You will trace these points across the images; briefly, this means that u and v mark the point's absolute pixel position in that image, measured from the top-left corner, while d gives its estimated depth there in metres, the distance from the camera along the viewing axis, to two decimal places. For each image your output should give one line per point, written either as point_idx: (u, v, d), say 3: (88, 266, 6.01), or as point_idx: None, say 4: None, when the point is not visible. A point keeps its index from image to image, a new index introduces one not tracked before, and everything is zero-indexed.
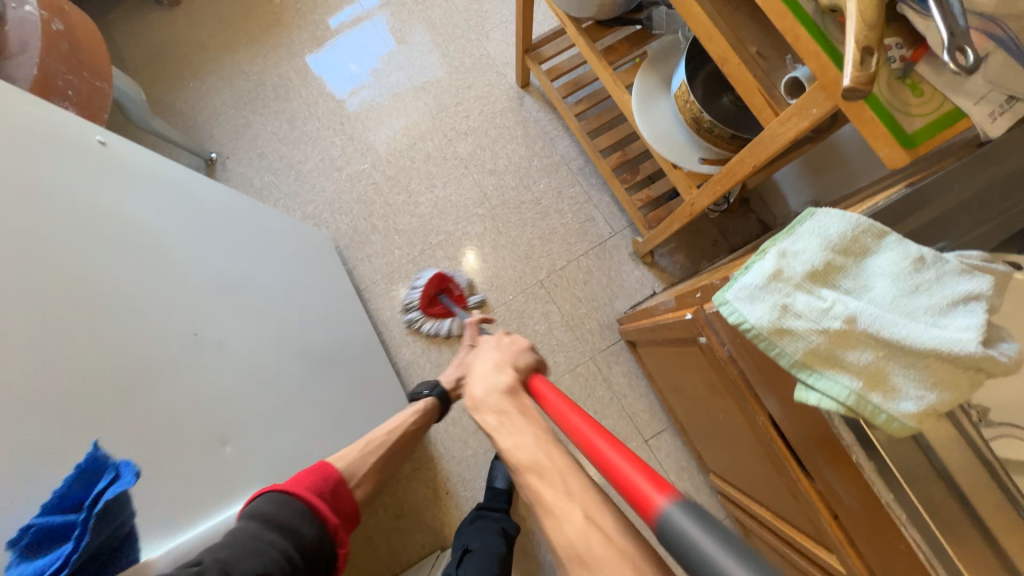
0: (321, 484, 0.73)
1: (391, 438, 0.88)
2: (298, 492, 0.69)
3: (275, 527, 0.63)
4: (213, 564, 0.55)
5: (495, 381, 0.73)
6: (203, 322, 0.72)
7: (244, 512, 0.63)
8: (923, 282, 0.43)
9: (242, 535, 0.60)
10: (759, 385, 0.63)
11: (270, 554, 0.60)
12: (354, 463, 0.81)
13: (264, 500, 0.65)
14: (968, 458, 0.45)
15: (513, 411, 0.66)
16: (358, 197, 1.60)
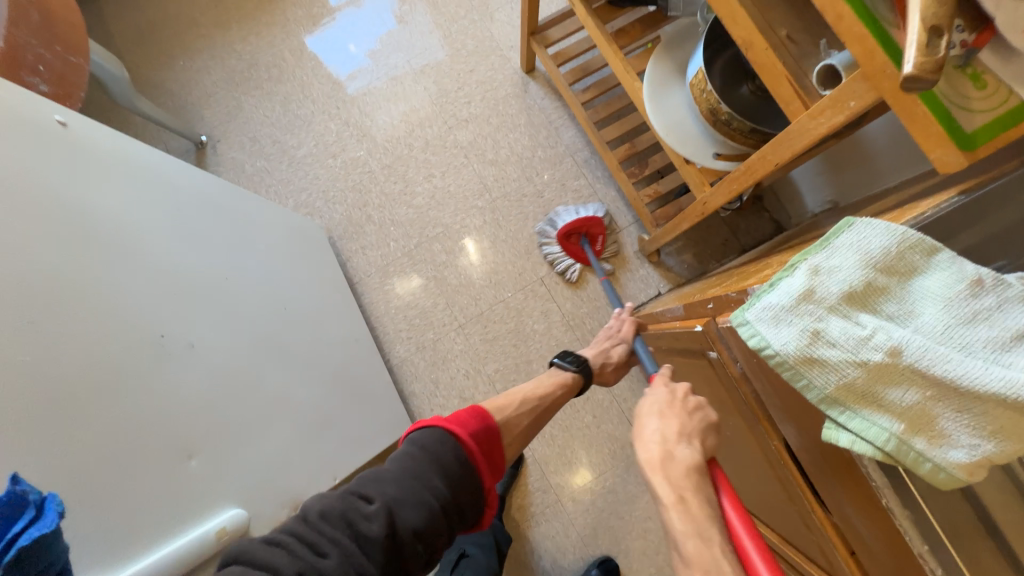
0: (488, 428, 0.65)
1: (542, 406, 0.78)
2: (460, 432, 0.61)
3: (437, 471, 0.57)
4: (382, 503, 0.53)
5: (676, 445, 0.56)
6: (171, 322, 0.67)
7: (414, 440, 0.60)
8: (983, 311, 0.36)
9: (406, 478, 0.56)
10: (774, 409, 0.57)
11: (429, 505, 0.55)
12: (510, 420, 0.72)
13: (428, 438, 0.59)
14: (1013, 509, 0.39)
15: (693, 498, 0.50)
16: (353, 185, 1.53)
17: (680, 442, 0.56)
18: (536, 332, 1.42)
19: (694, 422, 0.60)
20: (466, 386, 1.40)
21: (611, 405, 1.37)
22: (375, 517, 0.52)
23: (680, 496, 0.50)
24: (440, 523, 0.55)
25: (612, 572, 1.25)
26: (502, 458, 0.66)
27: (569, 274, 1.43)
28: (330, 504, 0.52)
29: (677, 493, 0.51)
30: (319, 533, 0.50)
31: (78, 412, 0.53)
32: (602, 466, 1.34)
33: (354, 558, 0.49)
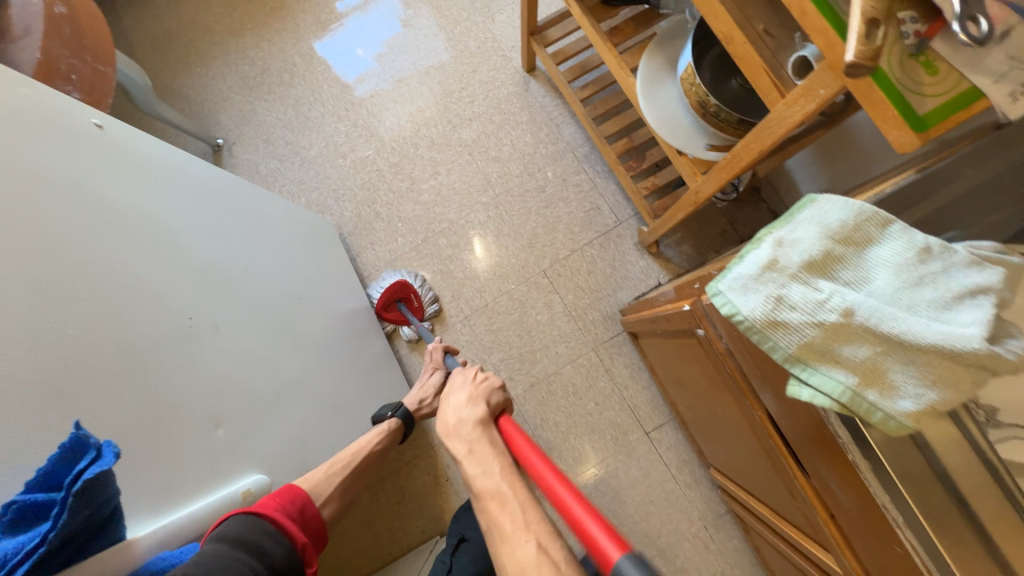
0: (296, 502, 0.72)
1: (356, 459, 0.86)
2: (268, 512, 0.66)
3: (246, 546, 0.60)
4: None
5: (461, 414, 0.75)
6: (198, 305, 0.73)
7: (212, 535, 0.60)
8: (928, 275, 0.40)
9: (217, 559, 0.56)
10: (755, 379, 0.61)
11: (245, 573, 0.58)
12: (318, 486, 0.78)
13: (230, 522, 0.62)
14: (964, 457, 0.43)
15: (483, 448, 0.68)
16: (362, 184, 1.60)
17: (466, 407, 0.77)
18: (539, 323, 1.47)
19: (480, 390, 0.82)
20: None
21: (613, 393, 1.41)
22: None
23: (466, 450, 0.69)
24: None
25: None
26: (319, 523, 0.74)
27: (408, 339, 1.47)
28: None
29: (465, 450, 0.69)
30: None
31: (121, 381, 0.59)
32: (605, 452, 1.38)
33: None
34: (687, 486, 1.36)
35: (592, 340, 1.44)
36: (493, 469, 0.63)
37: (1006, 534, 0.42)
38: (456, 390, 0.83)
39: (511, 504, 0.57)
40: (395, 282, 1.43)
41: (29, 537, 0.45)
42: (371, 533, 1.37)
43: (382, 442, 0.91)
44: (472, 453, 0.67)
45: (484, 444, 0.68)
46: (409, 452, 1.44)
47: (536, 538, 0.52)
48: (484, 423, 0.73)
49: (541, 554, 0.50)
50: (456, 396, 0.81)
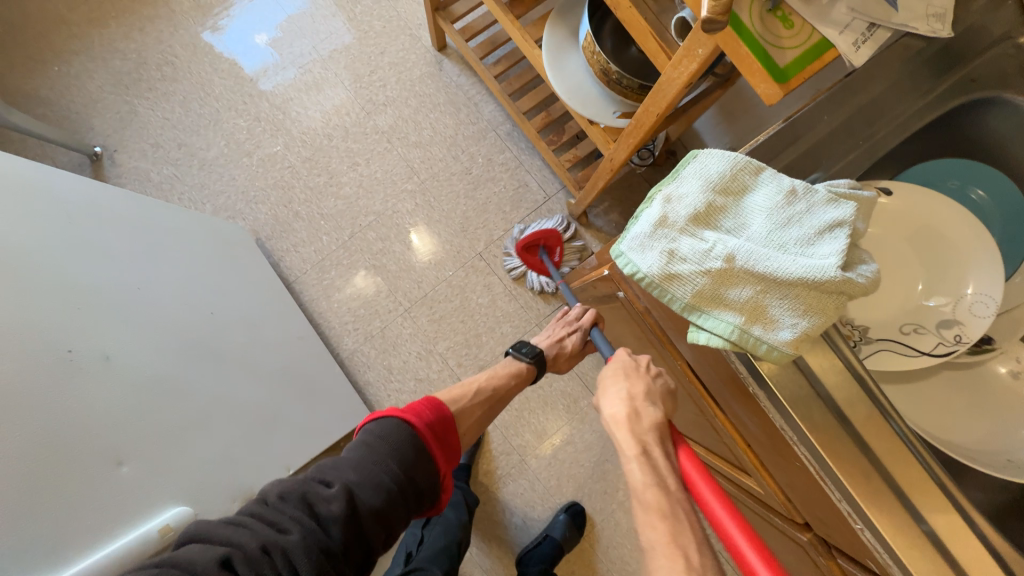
0: (443, 417, 0.71)
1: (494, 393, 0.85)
2: (413, 421, 0.67)
3: (394, 457, 0.63)
4: (341, 489, 0.58)
5: (641, 405, 0.61)
6: (81, 335, 0.65)
7: (367, 431, 0.65)
8: (794, 215, 0.44)
9: (366, 462, 0.62)
10: (671, 331, 0.64)
11: (387, 485, 0.61)
12: (464, 410, 0.79)
13: (382, 427, 0.65)
14: (841, 373, 0.49)
15: (655, 451, 0.56)
16: (275, 182, 1.48)
17: (646, 403, 0.61)
18: (481, 306, 1.46)
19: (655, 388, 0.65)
20: (419, 369, 1.43)
21: None
22: (334, 499, 0.58)
23: (643, 448, 0.56)
24: (397, 505, 0.61)
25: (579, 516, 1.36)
26: (456, 442, 0.72)
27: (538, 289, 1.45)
28: (293, 490, 0.58)
29: (639, 446, 0.56)
30: (280, 514, 0.56)
31: None
32: (559, 423, 1.43)
33: (316, 534, 0.55)
34: None
35: (536, 316, 1.47)
36: (670, 489, 0.53)
37: (876, 435, 0.48)
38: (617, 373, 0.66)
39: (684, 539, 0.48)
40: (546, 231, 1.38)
41: None
42: None
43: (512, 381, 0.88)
44: (651, 460, 0.54)
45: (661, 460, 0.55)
46: None
47: None
48: (666, 435, 0.59)
49: None
50: (628, 383, 0.64)
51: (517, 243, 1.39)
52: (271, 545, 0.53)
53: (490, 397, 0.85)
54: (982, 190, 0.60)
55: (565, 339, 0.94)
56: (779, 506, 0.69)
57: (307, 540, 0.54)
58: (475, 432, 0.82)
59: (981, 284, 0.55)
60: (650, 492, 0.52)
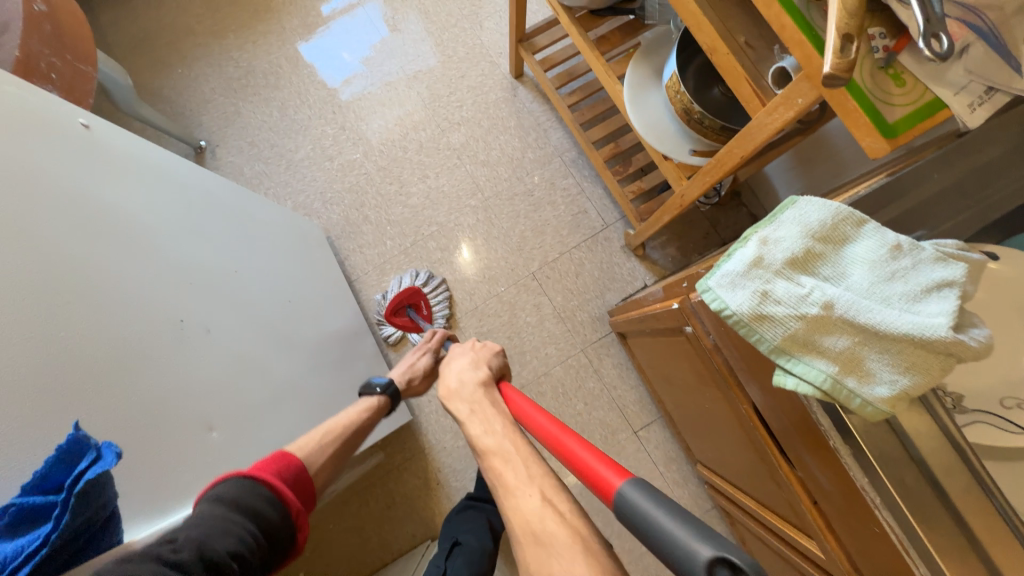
0: (294, 468, 0.71)
1: (348, 431, 0.83)
2: (262, 475, 0.66)
3: (243, 508, 0.60)
4: (187, 541, 0.52)
5: (466, 376, 0.77)
6: (191, 309, 0.72)
7: (204, 496, 0.60)
8: (899, 271, 0.44)
9: (209, 519, 0.56)
10: (742, 372, 0.64)
11: (240, 534, 0.57)
12: (312, 455, 0.76)
13: (227, 483, 0.62)
14: (938, 440, 0.47)
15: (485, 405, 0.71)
16: (350, 186, 1.59)
17: (471, 371, 0.79)
18: (528, 324, 1.48)
19: (484, 353, 0.85)
20: None
21: (602, 393, 1.44)
22: (182, 549, 0.51)
23: (469, 409, 0.71)
24: (254, 554, 0.58)
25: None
26: (309, 489, 0.72)
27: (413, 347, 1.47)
28: (122, 556, 0.47)
29: (467, 409, 0.71)
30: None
31: (116, 385, 0.58)
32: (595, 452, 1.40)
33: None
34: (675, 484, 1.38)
35: (581, 341, 1.47)
36: (496, 427, 0.64)
37: (976, 512, 0.45)
38: (458, 354, 0.86)
39: (513, 460, 0.58)
40: (406, 288, 1.45)
41: (30, 540, 0.44)
42: (360, 539, 1.39)
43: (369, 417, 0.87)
44: (477, 411, 0.69)
45: (486, 405, 0.71)
46: (399, 456, 1.44)
47: (540, 490, 0.52)
48: (487, 386, 0.75)
49: (545, 505, 0.50)
50: (472, 355, 0.84)
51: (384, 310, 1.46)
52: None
53: (345, 437, 0.83)
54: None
55: (416, 362, 1.01)
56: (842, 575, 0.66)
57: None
58: (330, 477, 0.79)
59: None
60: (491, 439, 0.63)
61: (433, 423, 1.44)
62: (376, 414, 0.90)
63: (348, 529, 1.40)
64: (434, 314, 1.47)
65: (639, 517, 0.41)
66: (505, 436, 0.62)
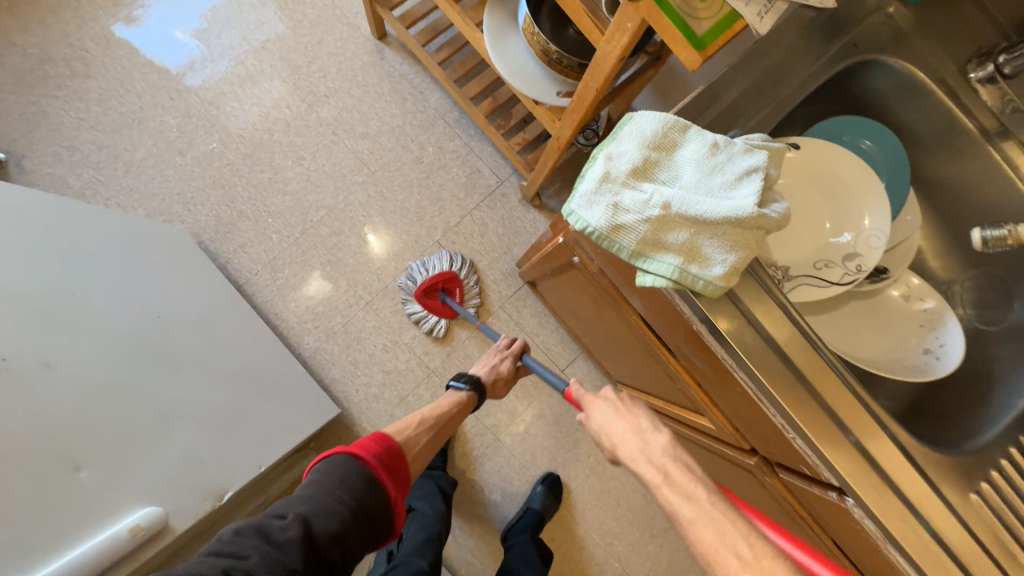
0: (391, 448, 0.79)
1: (439, 420, 0.93)
2: (363, 454, 0.75)
3: (348, 488, 0.70)
4: (294, 518, 0.65)
5: (645, 435, 0.60)
6: (15, 342, 0.62)
7: (318, 467, 0.72)
8: (719, 165, 0.50)
9: (319, 494, 0.68)
10: (623, 287, 0.71)
11: (340, 515, 0.67)
12: (409, 440, 0.86)
13: (336, 461, 0.72)
14: (766, 301, 0.56)
15: (673, 467, 0.55)
16: (214, 181, 1.41)
17: (650, 430, 0.61)
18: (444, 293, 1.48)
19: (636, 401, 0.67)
20: (386, 360, 1.43)
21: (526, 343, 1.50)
22: (289, 527, 0.64)
23: (663, 475, 0.55)
24: (353, 532, 0.68)
25: (555, 484, 1.42)
26: (406, 470, 0.80)
27: (435, 332, 1.44)
28: (242, 527, 0.63)
29: (660, 475, 0.55)
30: (237, 546, 0.61)
31: None
32: (531, 399, 1.48)
33: (272, 556, 0.61)
34: None
35: (498, 298, 1.50)
36: (700, 495, 0.52)
37: (796, 350, 0.56)
38: (607, 412, 0.66)
39: (731, 540, 0.48)
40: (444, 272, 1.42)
41: None
42: None
43: (454, 409, 0.96)
44: (674, 476, 0.54)
45: (676, 464, 0.55)
46: None
47: None
48: (681, 449, 0.57)
49: None
50: (627, 405, 0.66)
51: (416, 292, 1.41)
52: (231, 569, 0.58)
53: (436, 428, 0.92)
54: (870, 141, 0.69)
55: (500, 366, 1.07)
56: (730, 437, 0.80)
57: (266, 564, 0.60)
58: (423, 462, 0.88)
59: (876, 219, 0.64)
60: (692, 512, 0.51)
61: (365, 412, 1.41)
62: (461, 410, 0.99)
63: None
64: (467, 299, 1.46)
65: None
66: (712, 507, 0.50)
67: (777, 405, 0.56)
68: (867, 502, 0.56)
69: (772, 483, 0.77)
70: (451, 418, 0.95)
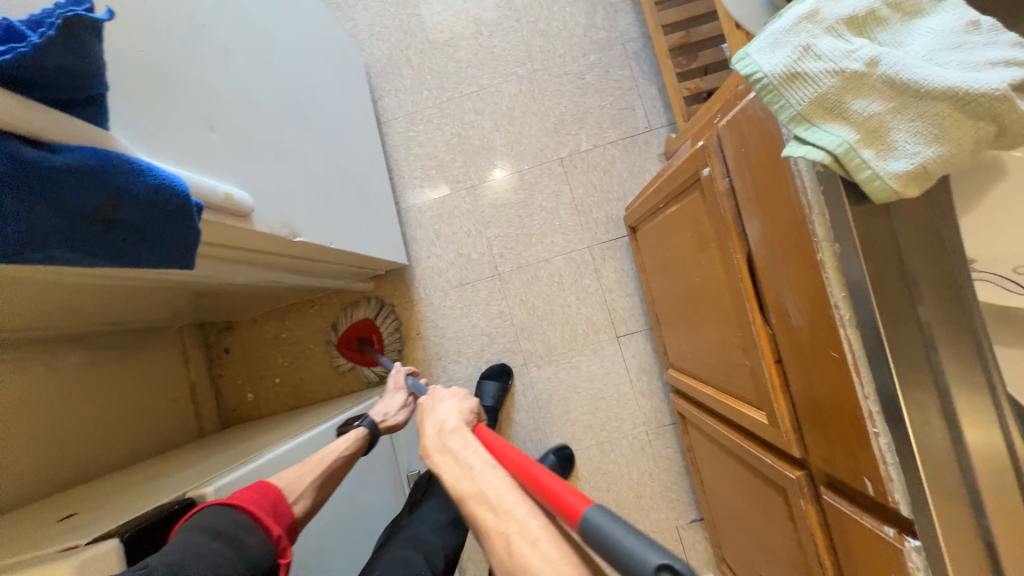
0: (272, 496, 0.67)
1: (325, 460, 0.81)
2: (246, 507, 0.62)
3: (219, 538, 0.57)
4: (160, 565, 0.49)
5: (446, 422, 0.66)
6: (209, 18, 0.69)
7: (191, 525, 0.57)
8: (968, 41, 0.38)
9: (180, 549, 0.53)
10: (747, 207, 0.62)
11: (213, 564, 0.54)
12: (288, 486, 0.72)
13: (204, 514, 0.59)
14: (932, 258, 0.45)
15: (468, 452, 0.59)
16: (399, 25, 1.52)
17: (449, 417, 0.68)
18: (542, 209, 1.46)
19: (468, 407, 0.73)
20: (464, 244, 1.48)
21: (596, 293, 1.43)
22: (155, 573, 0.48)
23: (456, 459, 0.59)
24: None
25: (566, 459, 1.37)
26: (291, 521, 0.68)
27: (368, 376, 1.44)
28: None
29: (450, 459, 0.60)
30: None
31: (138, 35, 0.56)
32: (572, 346, 1.44)
33: None
34: (641, 395, 1.41)
35: (590, 239, 1.44)
36: (470, 465, 0.57)
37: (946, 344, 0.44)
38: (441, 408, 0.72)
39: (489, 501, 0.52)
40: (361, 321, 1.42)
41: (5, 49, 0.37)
42: (336, 363, 1.49)
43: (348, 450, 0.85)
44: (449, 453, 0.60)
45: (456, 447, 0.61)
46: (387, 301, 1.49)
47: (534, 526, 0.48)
48: (461, 428, 0.64)
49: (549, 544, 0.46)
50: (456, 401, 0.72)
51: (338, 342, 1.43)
52: None
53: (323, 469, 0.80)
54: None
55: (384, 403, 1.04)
56: (781, 440, 0.67)
57: None
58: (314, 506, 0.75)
59: None
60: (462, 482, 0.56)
61: (427, 278, 1.48)
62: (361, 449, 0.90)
63: (328, 352, 1.50)
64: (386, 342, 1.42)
65: (604, 541, 0.43)
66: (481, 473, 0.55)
67: (886, 394, 0.45)
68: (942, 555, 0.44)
69: (806, 510, 0.65)
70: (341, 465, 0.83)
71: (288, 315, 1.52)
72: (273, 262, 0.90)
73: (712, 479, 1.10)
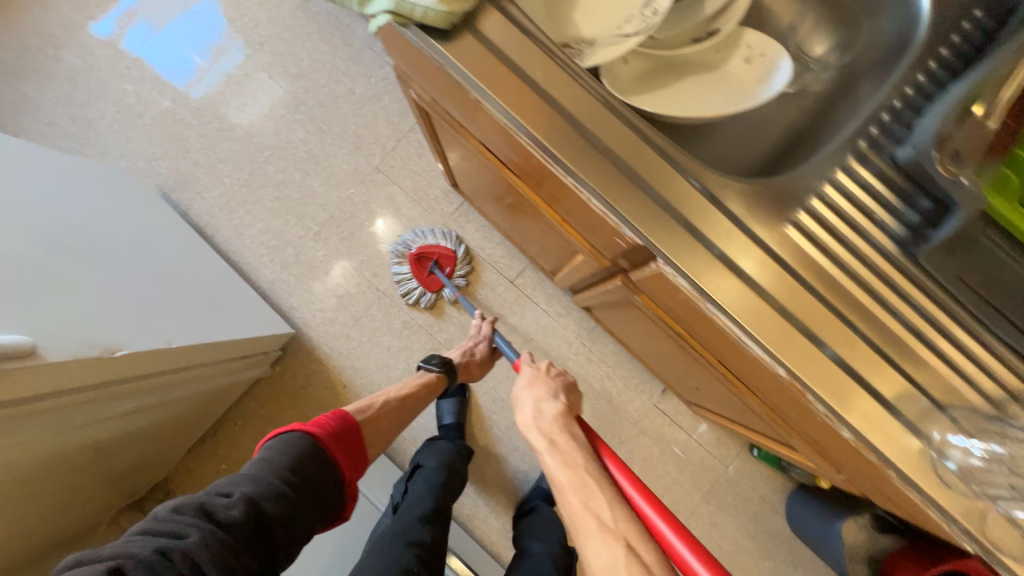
0: (347, 429, 0.85)
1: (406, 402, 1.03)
2: (319, 433, 0.80)
3: (292, 466, 0.74)
4: (238, 498, 0.66)
5: (544, 414, 0.80)
6: None
7: (269, 447, 0.75)
8: None
9: (260, 476, 0.70)
10: (442, 99, 0.69)
11: (282, 496, 0.70)
12: (371, 417, 0.94)
13: (289, 439, 0.76)
14: (530, 49, 0.52)
15: (563, 441, 0.74)
16: (170, 136, 1.55)
17: (547, 408, 0.82)
18: (387, 216, 1.51)
19: (556, 390, 0.87)
20: (339, 285, 1.49)
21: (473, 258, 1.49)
22: (230, 507, 0.65)
23: (549, 442, 0.74)
24: (292, 512, 0.70)
25: None
26: (359, 451, 0.86)
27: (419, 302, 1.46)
28: (184, 504, 0.63)
29: (546, 442, 0.74)
30: (175, 524, 0.60)
31: None
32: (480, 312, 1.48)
33: (215, 535, 0.60)
34: (560, 317, 1.47)
35: (440, 217, 1.50)
36: (577, 463, 0.69)
37: (579, 104, 0.52)
38: (526, 386, 0.89)
39: (597, 500, 0.64)
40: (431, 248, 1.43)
41: None
42: None
43: (420, 387, 1.09)
44: (557, 447, 0.72)
45: (565, 442, 0.73)
46: (300, 375, 1.48)
47: (625, 539, 0.58)
48: (568, 423, 0.78)
49: (629, 554, 0.57)
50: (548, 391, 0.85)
51: (411, 252, 1.44)
52: (168, 548, 0.57)
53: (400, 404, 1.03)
54: None
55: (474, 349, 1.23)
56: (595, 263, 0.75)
57: (205, 543, 0.59)
58: (381, 438, 0.95)
59: None
60: (565, 474, 0.68)
61: (323, 333, 1.48)
62: (428, 389, 1.12)
63: None
64: (456, 274, 1.46)
65: None
66: (588, 475, 0.67)
67: (562, 166, 0.52)
68: (675, 258, 0.50)
69: (641, 301, 0.72)
70: (416, 396, 1.08)
71: (216, 446, 1.46)
72: (122, 389, 0.92)
73: (636, 346, 1.18)
